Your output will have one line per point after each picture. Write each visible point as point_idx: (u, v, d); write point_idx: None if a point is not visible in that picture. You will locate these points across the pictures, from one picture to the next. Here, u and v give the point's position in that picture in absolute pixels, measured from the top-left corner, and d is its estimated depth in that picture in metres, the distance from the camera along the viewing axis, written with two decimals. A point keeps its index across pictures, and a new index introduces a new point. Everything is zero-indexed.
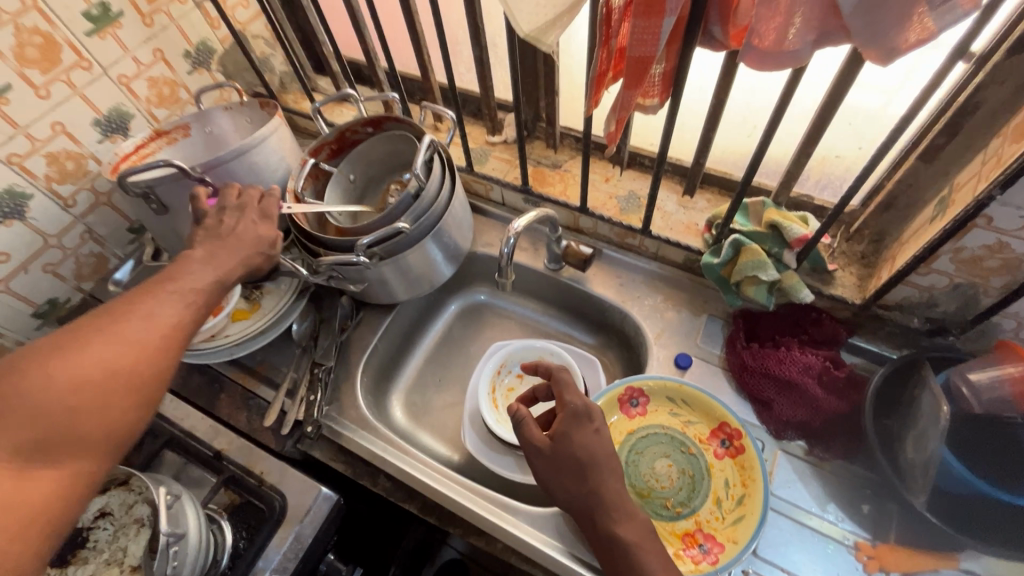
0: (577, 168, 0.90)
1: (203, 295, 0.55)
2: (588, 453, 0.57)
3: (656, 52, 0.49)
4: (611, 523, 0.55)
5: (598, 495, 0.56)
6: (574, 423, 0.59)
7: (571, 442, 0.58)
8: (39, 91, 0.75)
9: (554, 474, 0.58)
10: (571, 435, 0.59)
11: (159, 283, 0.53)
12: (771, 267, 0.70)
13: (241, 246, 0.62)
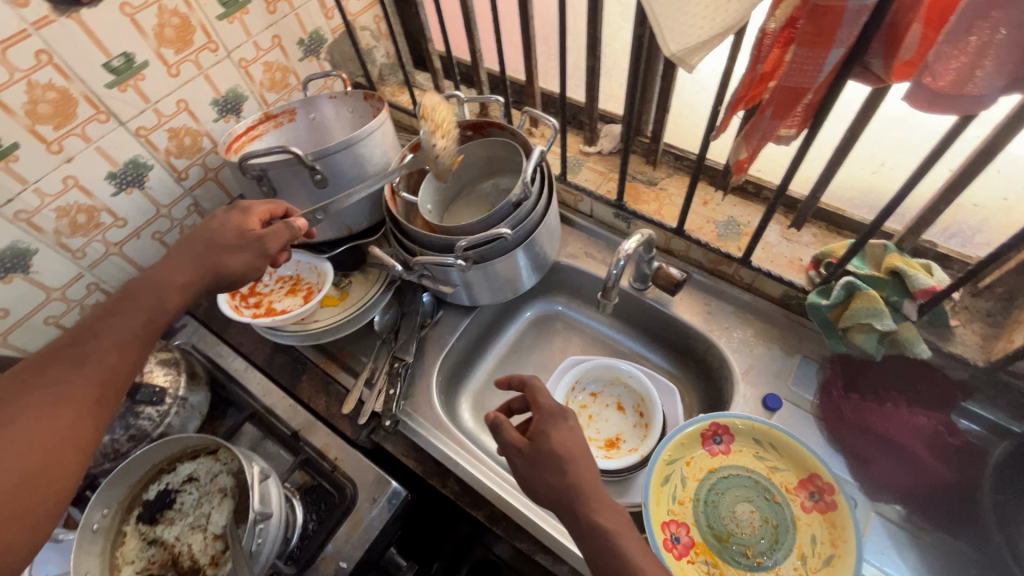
0: (673, 187, 0.87)
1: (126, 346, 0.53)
2: (559, 447, 0.54)
3: (814, 84, 0.47)
4: (590, 512, 0.50)
5: (574, 490, 0.51)
6: (550, 421, 0.57)
7: (548, 438, 0.55)
8: (170, 69, 0.79)
9: (533, 472, 0.54)
10: (548, 432, 0.56)
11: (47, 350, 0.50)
12: (887, 316, 0.65)
13: (197, 261, 0.60)
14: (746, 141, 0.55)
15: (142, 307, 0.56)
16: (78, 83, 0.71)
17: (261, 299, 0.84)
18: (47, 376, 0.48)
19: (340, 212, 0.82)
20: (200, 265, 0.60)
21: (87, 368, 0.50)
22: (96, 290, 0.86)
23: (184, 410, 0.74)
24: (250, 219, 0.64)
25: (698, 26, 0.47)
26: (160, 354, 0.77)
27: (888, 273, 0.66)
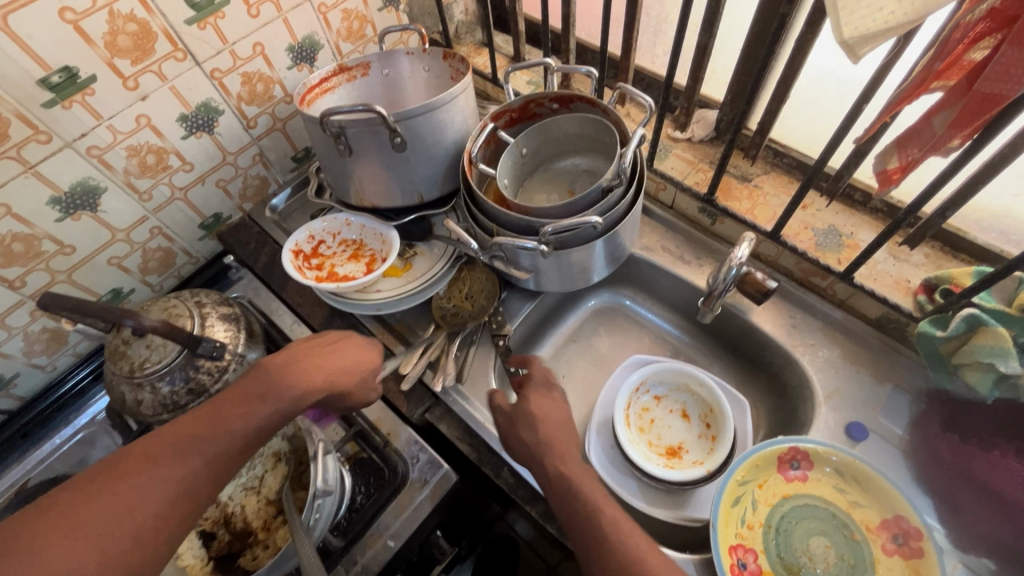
0: (769, 186, 0.80)
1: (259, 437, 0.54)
2: (536, 406, 0.65)
3: (1017, 92, 0.40)
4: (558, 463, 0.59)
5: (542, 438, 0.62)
6: (537, 388, 0.68)
7: (530, 401, 0.65)
8: (251, 9, 0.74)
9: (511, 429, 0.64)
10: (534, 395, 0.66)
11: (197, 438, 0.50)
12: (1014, 358, 0.58)
13: (338, 373, 0.62)
14: (899, 149, 0.49)
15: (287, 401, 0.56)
16: (158, 17, 0.67)
17: (323, 261, 0.81)
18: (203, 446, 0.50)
19: (413, 178, 0.78)
20: (325, 367, 0.61)
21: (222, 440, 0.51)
22: (159, 234, 0.84)
23: (242, 368, 0.73)
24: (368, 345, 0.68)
25: (886, 11, 0.39)
26: (221, 308, 0.75)
27: (1021, 310, 0.59)
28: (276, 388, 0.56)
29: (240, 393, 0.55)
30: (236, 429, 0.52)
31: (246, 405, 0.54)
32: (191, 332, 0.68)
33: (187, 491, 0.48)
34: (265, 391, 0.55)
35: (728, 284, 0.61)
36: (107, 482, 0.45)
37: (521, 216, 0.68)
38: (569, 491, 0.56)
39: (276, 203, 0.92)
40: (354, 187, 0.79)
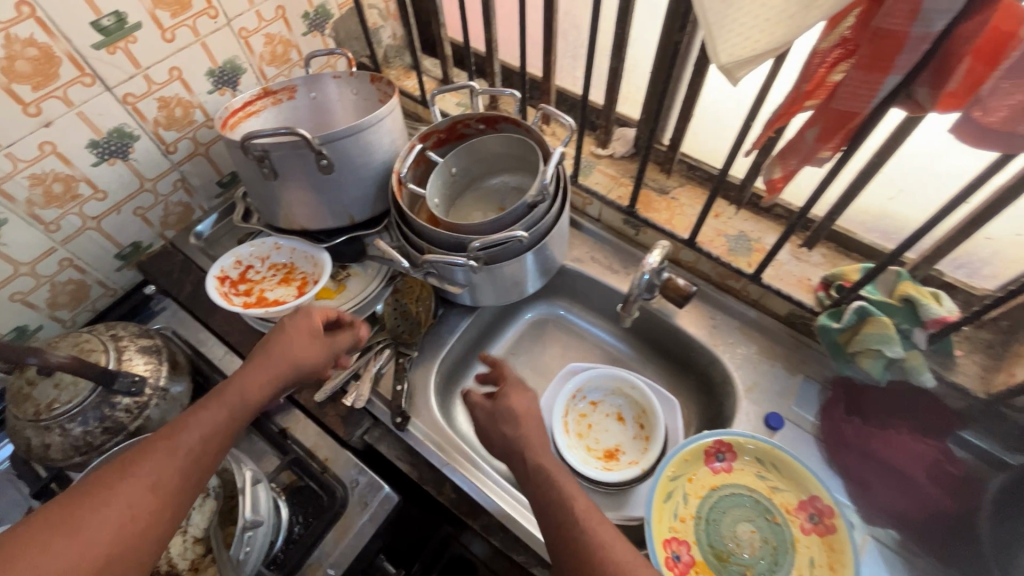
0: (685, 198, 0.86)
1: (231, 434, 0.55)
2: (517, 408, 0.65)
3: (867, 109, 0.46)
4: (537, 457, 0.59)
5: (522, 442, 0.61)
6: (514, 387, 0.69)
7: (509, 399, 0.66)
8: (165, 33, 0.73)
9: (492, 425, 0.65)
10: (510, 394, 0.67)
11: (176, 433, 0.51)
12: (897, 343, 0.65)
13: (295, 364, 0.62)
14: (781, 160, 0.54)
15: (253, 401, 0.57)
16: (62, 41, 0.64)
17: (251, 287, 0.79)
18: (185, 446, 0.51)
19: (342, 199, 0.78)
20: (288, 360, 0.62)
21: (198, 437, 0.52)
22: (69, 266, 0.80)
23: (164, 402, 0.69)
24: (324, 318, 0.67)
25: (753, 39, 0.44)
26: (140, 340, 0.71)
27: (900, 300, 0.66)
28: (240, 395, 0.57)
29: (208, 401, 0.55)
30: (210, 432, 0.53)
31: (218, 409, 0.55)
32: (105, 368, 0.64)
33: (160, 499, 0.47)
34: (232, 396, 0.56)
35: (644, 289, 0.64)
36: (91, 505, 0.44)
37: (452, 233, 0.70)
38: (547, 482, 0.56)
39: (202, 230, 0.90)
40: (282, 209, 0.78)
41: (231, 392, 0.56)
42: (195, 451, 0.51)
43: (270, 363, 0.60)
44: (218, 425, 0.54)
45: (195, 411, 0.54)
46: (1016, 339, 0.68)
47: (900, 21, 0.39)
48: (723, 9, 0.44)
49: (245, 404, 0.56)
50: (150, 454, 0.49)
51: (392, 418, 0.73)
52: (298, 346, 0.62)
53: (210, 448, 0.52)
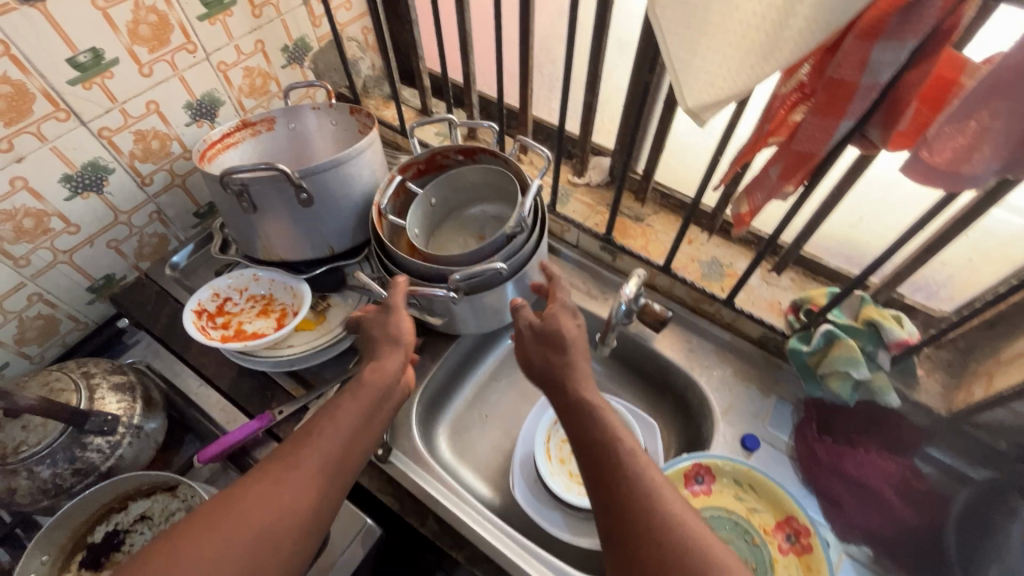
0: (659, 225, 0.89)
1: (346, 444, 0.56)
2: (566, 333, 0.61)
3: (823, 150, 0.48)
4: (579, 390, 0.57)
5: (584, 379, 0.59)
6: (563, 310, 0.63)
7: (558, 320, 0.62)
8: (142, 68, 0.73)
9: (538, 346, 0.62)
10: (560, 316, 0.62)
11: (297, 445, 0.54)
12: (863, 365, 0.68)
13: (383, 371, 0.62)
14: (748, 195, 0.56)
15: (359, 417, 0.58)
16: (36, 78, 0.64)
17: (229, 319, 0.79)
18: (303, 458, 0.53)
19: (322, 230, 0.78)
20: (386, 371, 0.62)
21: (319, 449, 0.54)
22: (39, 300, 0.78)
23: (138, 440, 0.68)
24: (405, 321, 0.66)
25: (717, 85, 0.46)
26: (113, 377, 0.69)
27: (864, 323, 0.70)
28: (350, 410, 0.58)
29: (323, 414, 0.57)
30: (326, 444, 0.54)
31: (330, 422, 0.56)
32: (76, 407, 0.62)
33: (292, 510, 0.49)
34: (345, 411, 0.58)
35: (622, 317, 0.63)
36: (227, 513, 0.48)
37: (433, 264, 0.70)
38: (591, 417, 0.55)
39: (177, 261, 0.89)
40: (260, 241, 0.78)
41: (364, 393, 0.59)
42: (340, 453, 0.55)
43: (390, 351, 0.64)
44: (357, 427, 0.57)
45: (336, 411, 0.57)
46: (973, 357, 0.71)
47: (850, 71, 0.43)
48: (689, 58, 0.46)
49: (353, 418, 0.58)
50: (305, 456, 0.53)
51: (375, 450, 0.73)
52: (400, 329, 0.65)
53: (353, 449, 0.56)
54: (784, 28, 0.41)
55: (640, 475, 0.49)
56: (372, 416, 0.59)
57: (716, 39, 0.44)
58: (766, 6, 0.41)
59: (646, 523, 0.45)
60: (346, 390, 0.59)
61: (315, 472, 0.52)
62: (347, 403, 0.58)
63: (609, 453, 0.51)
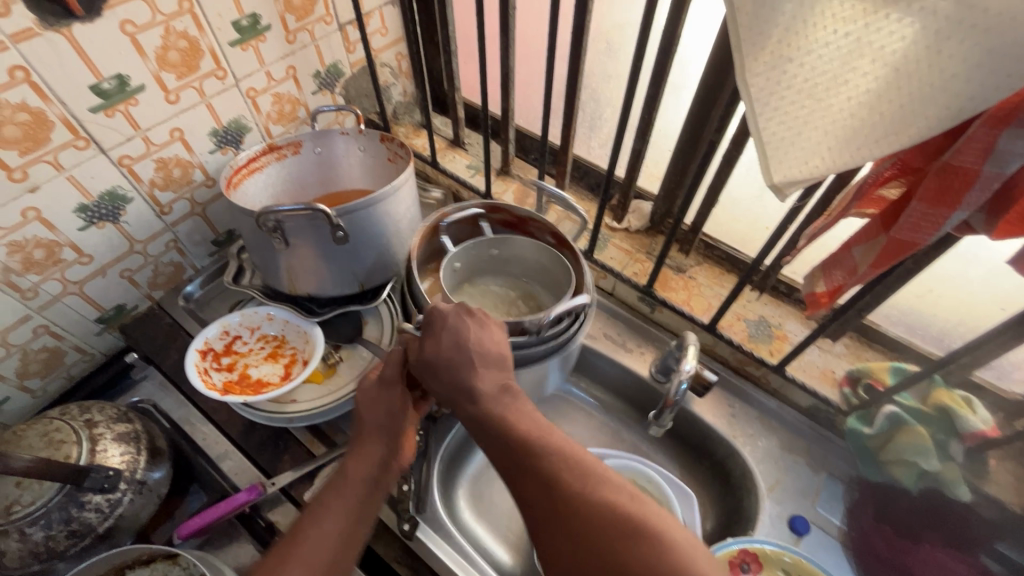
0: (702, 277, 0.83)
1: (346, 548, 0.49)
2: (454, 348, 0.53)
3: (927, 240, 0.43)
4: (477, 399, 0.51)
5: (475, 384, 0.51)
6: (438, 322, 0.54)
7: (438, 333, 0.53)
8: (169, 95, 0.69)
9: (424, 372, 0.54)
10: (440, 327, 0.53)
11: (285, 555, 0.47)
12: (933, 456, 0.64)
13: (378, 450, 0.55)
14: (825, 273, 0.52)
15: (353, 509, 0.51)
16: (56, 105, 0.60)
17: (235, 360, 0.74)
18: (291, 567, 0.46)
19: (349, 265, 0.74)
20: (377, 454, 0.55)
21: (310, 554, 0.47)
22: (44, 333, 0.73)
23: (139, 496, 0.63)
24: (398, 397, 0.57)
25: (811, 162, 0.41)
26: (117, 426, 0.64)
27: (934, 408, 0.64)
28: (338, 504, 0.51)
29: (310, 513, 0.51)
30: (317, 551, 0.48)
31: (318, 522, 0.50)
32: (75, 465, 0.57)
33: None
34: (339, 505, 0.51)
35: (678, 397, 0.62)
36: None
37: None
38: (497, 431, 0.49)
39: (191, 291, 0.85)
40: (285, 274, 0.74)
41: (353, 490, 0.52)
42: (326, 560, 0.47)
43: (379, 436, 0.56)
44: (344, 528, 0.50)
45: (319, 512, 0.50)
46: None
47: (970, 158, 0.37)
48: (782, 132, 0.42)
49: (346, 514, 0.51)
50: (284, 567, 0.46)
51: (401, 524, 0.67)
52: (395, 407, 0.57)
53: (344, 555, 0.49)
54: (907, 109, 0.35)
55: (574, 489, 0.44)
56: (361, 519, 0.52)
57: (816, 114, 0.39)
58: (885, 81, 0.36)
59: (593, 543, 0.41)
60: (329, 487, 0.53)
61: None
62: (330, 501, 0.51)
63: (535, 466, 0.46)
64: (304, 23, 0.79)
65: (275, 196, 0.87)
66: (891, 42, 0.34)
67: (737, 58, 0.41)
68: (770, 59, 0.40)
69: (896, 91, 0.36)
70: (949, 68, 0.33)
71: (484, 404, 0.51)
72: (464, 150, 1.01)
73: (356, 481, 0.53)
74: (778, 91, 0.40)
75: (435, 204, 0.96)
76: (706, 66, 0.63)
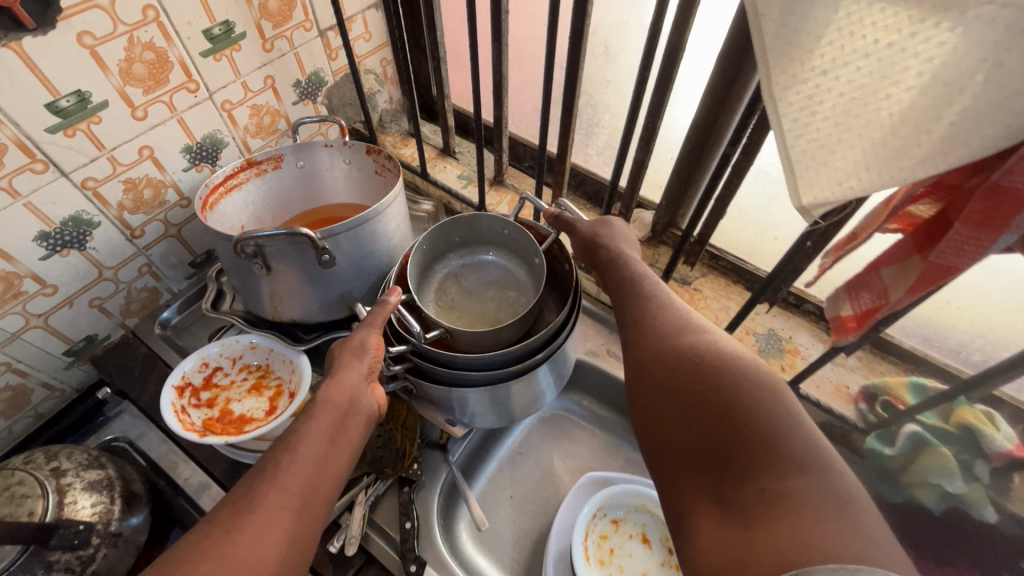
0: (708, 289, 0.80)
1: (336, 453, 0.46)
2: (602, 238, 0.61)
3: (969, 265, 0.39)
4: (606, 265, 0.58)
5: (612, 258, 0.57)
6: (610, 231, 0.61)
7: (601, 226, 0.62)
8: (136, 111, 0.64)
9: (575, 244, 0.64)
10: (603, 225, 0.62)
11: (278, 452, 0.44)
12: (958, 476, 0.60)
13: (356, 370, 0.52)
14: (852, 296, 0.49)
15: (345, 416, 0.49)
16: (8, 126, 0.55)
17: (216, 395, 0.68)
18: (287, 458, 0.44)
19: (338, 289, 0.69)
20: (364, 368, 0.52)
21: (305, 452, 0.44)
22: (7, 370, 0.68)
23: (115, 549, 0.58)
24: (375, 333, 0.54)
25: (845, 183, 0.38)
26: (87, 473, 0.59)
27: (957, 426, 0.62)
28: (330, 408, 0.48)
29: (305, 415, 0.48)
30: (312, 450, 0.45)
31: (313, 424, 0.46)
32: (40, 522, 0.52)
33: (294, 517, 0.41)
34: (336, 413, 0.48)
35: None
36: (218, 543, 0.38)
37: (452, 365, 0.60)
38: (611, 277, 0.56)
39: (167, 317, 0.79)
40: (269, 300, 0.69)
41: (324, 415, 0.47)
42: (300, 492, 0.42)
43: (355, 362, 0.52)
44: (322, 455, 0.45)
45: (312, 414, 0.47)
46: None
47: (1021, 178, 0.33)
48: (812, 150, 0.38)
49: (339, 417, 0.48)
50: (253, 502, 0.40)
51: (407, 566, 0.63)
52: (369, 342, 0.54)
53: (323, 482, 0.44)
54: (959, 129, 0.32)
55: (671, 326, 0.47)
56: (338, 442, 0.47)
57: (851, 132, 0.36)
58: (930, 98, 0.32)
59: (684, 364, 0.42)
60: (303, 413, 0.48)
61: (276, 517, 0.40)
62: (305, 429, 0.46)
63: (641, 311, 0.50)
64: (282, 30, 0.74)
65: (256, 214, 0.81)
66: (940, 54, 0.31)
67: (763, 73, 0.38)
68: (800, 72, 0.37)
69: (945, 110, 0.32)
70: (1012, 85, 0.29)
71: (612, 269, 0.56)
72: (455, 160, 0.96)
73: (348, 391, 0.50)
74: (808, 108, 0.37)
75: (426, 217, 0.92)
76: (713, 71, 0.59)
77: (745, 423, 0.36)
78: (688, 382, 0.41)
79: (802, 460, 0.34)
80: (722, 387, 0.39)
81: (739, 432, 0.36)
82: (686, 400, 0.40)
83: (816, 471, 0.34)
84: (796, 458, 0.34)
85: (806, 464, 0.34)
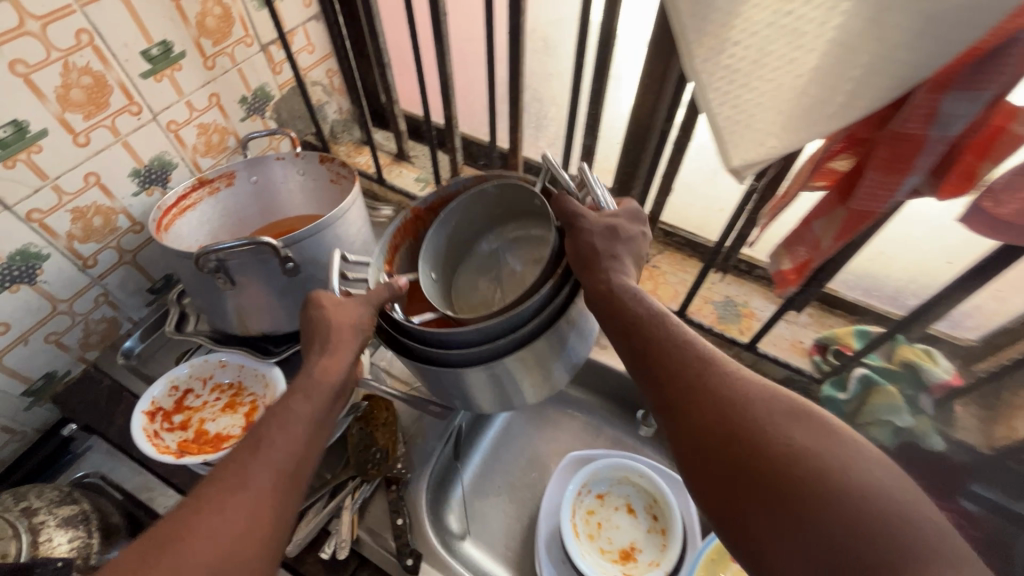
0: (665, 265, 0.84)
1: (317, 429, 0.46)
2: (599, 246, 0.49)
3: (882, 208, 0.44)
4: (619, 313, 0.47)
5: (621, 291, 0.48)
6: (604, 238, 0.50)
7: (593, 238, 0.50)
8: (78, 137, 0.63)
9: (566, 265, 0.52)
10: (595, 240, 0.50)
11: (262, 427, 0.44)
12: (904, 410, 0.65)
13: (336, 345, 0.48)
14: (789, 250, 0.53)
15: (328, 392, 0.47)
16: None
17: (189, 417, 0.68)
18: (270, 433, 0.44)
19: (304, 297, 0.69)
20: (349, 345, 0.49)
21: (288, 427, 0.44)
22: None
23: None
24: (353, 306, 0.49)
25: (767, 143, 0.42)
26: (61, 510, 0.58)
27: (900, 365, 0.67)
28: (313, 384, 0.47)
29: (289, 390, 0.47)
30: (296, 424, 0.45)
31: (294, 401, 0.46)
32: (16, 562, 0.51)
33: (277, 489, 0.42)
34: (319, 388, 0.47)
35: None
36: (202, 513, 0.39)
37: (416, 339, 0.51)
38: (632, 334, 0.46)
39: (130, 347, 0.77)
40: (235, 316, 0.69)
41: (307, 395, 0.46)
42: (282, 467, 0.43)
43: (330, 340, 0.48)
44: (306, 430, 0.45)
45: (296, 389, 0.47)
46: None
47: (916, 124, 0.37)
48: (734, 116, 0.42)
49: (322, 392, 0.47)
50: (236, 475, 0.41)
51: (402, 561, 0.63)
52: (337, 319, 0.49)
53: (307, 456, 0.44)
54: (857, 84, 0.36)
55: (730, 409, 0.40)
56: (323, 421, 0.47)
57: (766, 96, 0.40)
58: (829, 58, 0.36)
59: (768, 469, 0.36)
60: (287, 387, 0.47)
61: (260, 489, 0.41)
62: (290, 406, 0.46)
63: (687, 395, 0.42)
64: (222, 47, 0.74)
65: (213, 232, 0.81)
66: (830, 18, 0.34)
67: (681, 48, 0.41)
68: (714, 43, 0.39)
69: (841, 67, 0.36)
70: (895, 38, 0.33)
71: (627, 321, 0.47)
72: (411, 164, 0.98)
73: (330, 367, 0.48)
74: (727, 76, 0.40)
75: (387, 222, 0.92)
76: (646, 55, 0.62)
77: (873, 533, 0.32)
78: (780, 487, 0.35)
79: (941, 550, 0.31)
80: (822, 490, 0.34)
81: (871, 543, 0.32)
82: (780, 509, 0.35)
83: (958, 561, 0.31)
84: (934, 547, 0.31)
85: (944, 553, 0.31)
